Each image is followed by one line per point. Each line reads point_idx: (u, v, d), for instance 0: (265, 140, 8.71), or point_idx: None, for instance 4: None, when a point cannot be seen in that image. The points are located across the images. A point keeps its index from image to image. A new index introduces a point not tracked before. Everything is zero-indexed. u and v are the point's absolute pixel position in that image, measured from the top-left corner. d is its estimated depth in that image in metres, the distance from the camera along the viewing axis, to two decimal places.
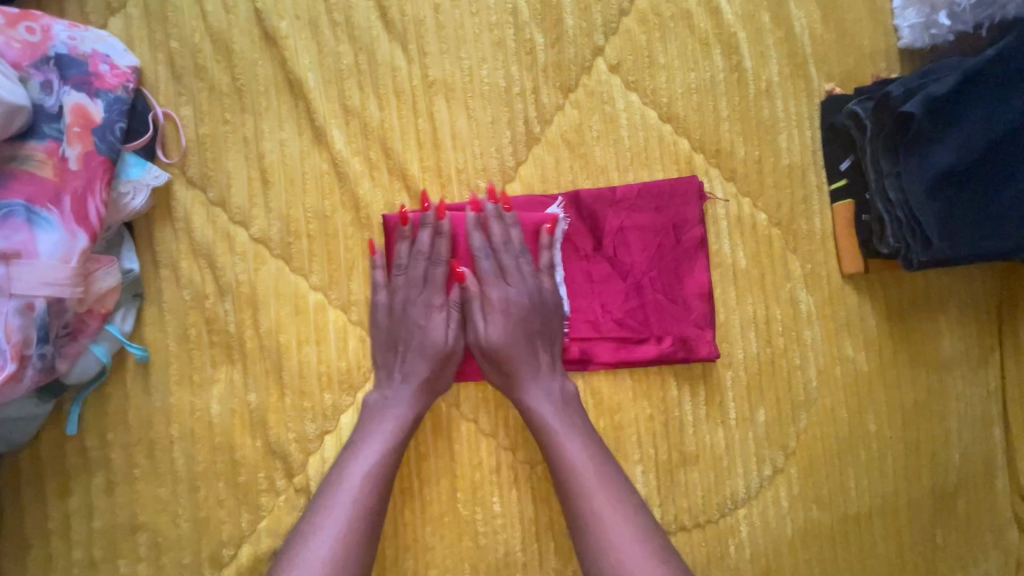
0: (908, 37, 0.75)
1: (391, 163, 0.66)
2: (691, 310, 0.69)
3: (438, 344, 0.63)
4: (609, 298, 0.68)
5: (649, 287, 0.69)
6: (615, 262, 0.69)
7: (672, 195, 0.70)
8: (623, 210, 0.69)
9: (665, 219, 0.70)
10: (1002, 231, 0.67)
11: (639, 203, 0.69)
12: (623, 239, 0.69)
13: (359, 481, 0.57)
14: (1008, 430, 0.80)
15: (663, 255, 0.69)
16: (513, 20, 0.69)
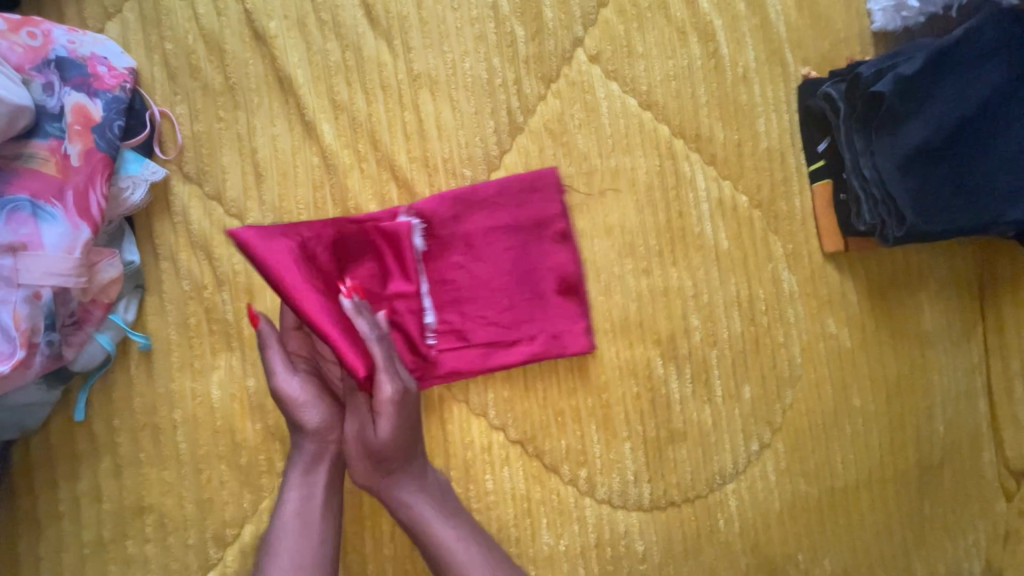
0: (880, 20, 0.77)
1: (379, 154, 0.69)
2: (563, 306, 0.71)
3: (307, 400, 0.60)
4: (484, 297, 0.69)
5: (529, 285, 0.70)
6: (492, 263, 0.69)
7: (523, 189, 0.70)
8: (487, 209, 0.69)
9: (529, 215, 0.70)
10: (974, 208, 0.69)
11: (503, 200, 0.70)
12: (486, 238, 0.69)
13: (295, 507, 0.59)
14: (992, 398, 0.82)
15: (528, 253, 0.70)
16: (494, 14, 0.72)
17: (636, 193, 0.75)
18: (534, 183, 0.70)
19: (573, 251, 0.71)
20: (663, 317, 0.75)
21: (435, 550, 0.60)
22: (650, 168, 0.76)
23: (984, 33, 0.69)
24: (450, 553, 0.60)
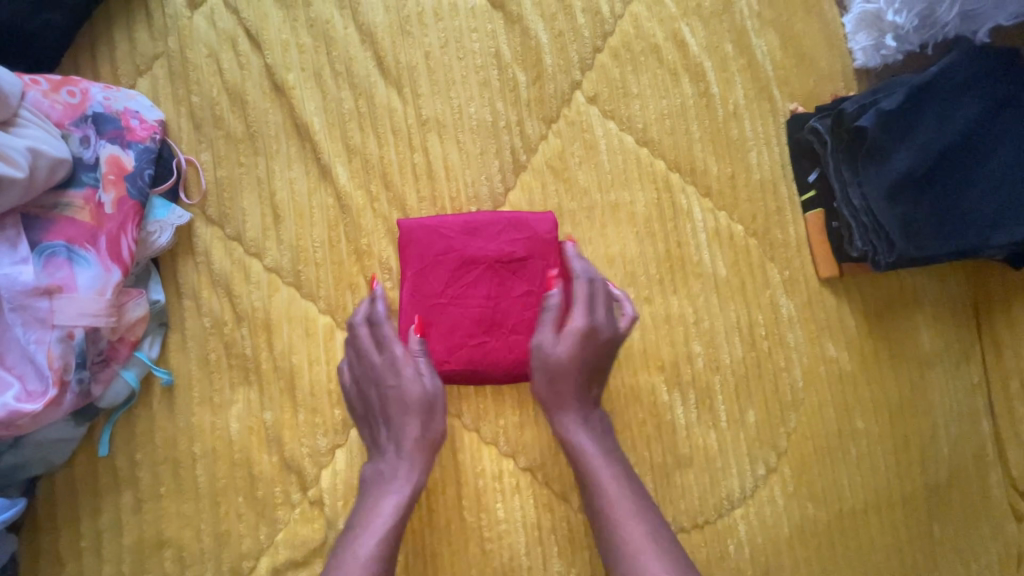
0: (861, 58, 0.82)
1: (390, 194, 0.73)
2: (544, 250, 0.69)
3: (415, 397, 0.65)
4: (502, 322, 0.68)
5: (508, 277, 0.68)
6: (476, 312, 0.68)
7: (426, 240, 0.68)
8: (435, 282, 0.67)
9: (467, 245, 0.68)
10: (961, 234, 0.73)
11: (419, 270, 0.67)
12: (452, 301, 0.68)
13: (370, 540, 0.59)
14: (994, 418, 0.83)
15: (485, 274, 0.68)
16: (497, 62, 0.76)
17: (636, 225, 0.79)
18: (423, 233, 0.68)
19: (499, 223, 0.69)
20: (666, 344, 0.78)
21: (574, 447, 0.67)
22: (648, 202, 0.79)
23: (953, 70, 0.75)
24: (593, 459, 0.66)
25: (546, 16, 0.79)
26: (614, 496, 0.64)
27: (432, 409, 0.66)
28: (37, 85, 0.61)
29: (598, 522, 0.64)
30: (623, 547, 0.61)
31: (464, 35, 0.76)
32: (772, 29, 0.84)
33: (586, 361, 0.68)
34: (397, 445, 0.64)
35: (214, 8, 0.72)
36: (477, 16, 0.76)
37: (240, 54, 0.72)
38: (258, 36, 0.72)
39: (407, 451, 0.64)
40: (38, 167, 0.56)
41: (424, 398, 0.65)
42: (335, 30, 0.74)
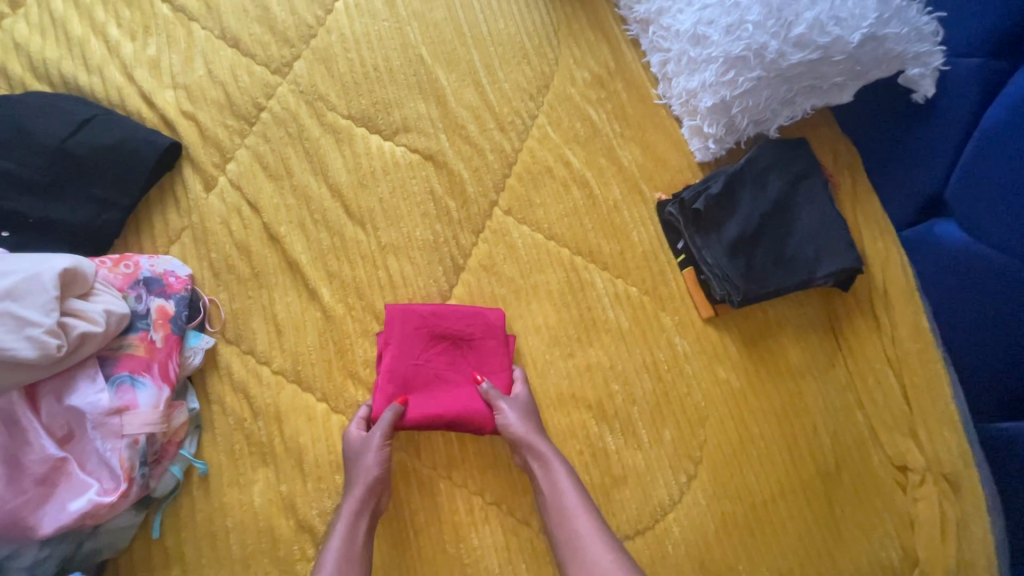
0: (700, 156, 1.11)
1: (364, 303, 0.97)
2: (496, 341, 0.95)
3: (357, 447, 0.86)
4: (457, 387, 0.93)
5: (467, 356, 0.95)
6: (441, 382, 0.93)
7: (408, 325, 0.93)
8: (413, 356, 0.92)
9: (445, 328, 0.94)
10: (789, 274, 1.01)
11: (402, 349, 0.92)
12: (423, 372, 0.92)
13: (343, 526, 0.80)
14: (864, 408, 1.05)
15: (449, 353, 0.94)
16: (432, 196, 1.04)
17: (554, 299, 1.04)
18: (403, 319, 0.93)
19: (460, 312, 0.95)
20: (590, 387, 1.00)
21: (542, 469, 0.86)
22: (560, 281, 1.05)
23: (758, 157, 1.05)
24: (557, 478, 0.85)
25: (465, 159, 1.08)
26: (573, 502, 0.83)
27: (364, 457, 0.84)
28: (104, 264, 0.86)
29: (561, 520, 0.82)
30: (572, 529, 0.81)
31: (406, 181, 1.04)
32: (632, 143, 1.15)
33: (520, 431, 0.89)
34: (354, 474, 0.84)
35: (223, 189, 1.00)
36: (414, 166, 1.05)
37: (244, 218, 0.99)
38: (256, 204, 1.00)
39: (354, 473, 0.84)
40: (111, 322, 0.80)
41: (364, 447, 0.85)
42: (312, 191, 1.02)
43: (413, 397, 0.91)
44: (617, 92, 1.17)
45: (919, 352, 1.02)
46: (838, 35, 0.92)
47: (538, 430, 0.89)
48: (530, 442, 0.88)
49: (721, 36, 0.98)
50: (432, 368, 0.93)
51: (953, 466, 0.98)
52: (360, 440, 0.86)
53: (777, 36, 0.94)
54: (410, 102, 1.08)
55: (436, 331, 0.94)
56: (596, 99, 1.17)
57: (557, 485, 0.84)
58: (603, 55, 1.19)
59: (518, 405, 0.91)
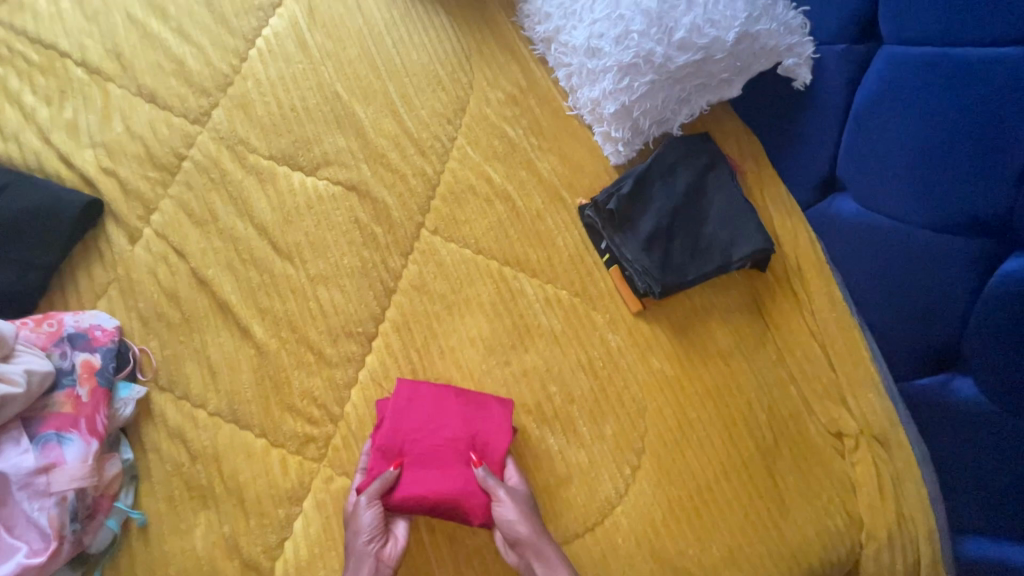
0: (615, 160, 1.16)
1: (297, 335, 0.99)
2: (502, 428, 0.95)
3: (361, 527, 0.86)
4: (452, 465, 0.92)
5: (469, 436, 0.95)
6: (439, 459, 0.93)
7: (415, 403, 0.94)
8: (417, 429, 0.93)
9: (453, 408, 0.95)
10: (706, 263, 1.07)
11: (406, 422, 0.93)
12: (424, 449, 0.93)
13: None
14: (795, 380, 1.09)
15: (451, 433, 0.94)
16: (358, 224, 1.07)
17: (487, 311, 1.07)
18: (410, 397, 0.94)
19: (469, 393, 0.96)
20: (528, 392, 1.03)
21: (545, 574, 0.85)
22: (490, 293, 1.09)
23: (664, 154, 1.11)
24: None
25: (388, 186, 1.11)
26: None
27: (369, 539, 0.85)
28: (26, 324, 0.87)
29: None
30: None
31: (330, 212, 1.06)
32: (550, 154, 1.20)
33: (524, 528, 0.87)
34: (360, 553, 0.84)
35: (149, 239, 1.01)
36: (337, 197, 1.07)
37: (171, 265, 1.00)
38: (183, 250, 1.01)
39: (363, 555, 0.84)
40: (32, 382, 0.81)
41: (367, 529, 0.86)
42: (238, 231, 1.04)
43: (410, 471, 0.91)
44: (531, 109, 1.23)
45: (837, 321, 1.07)
46: (715, 35, 0.98)
47: (542, 530, 0.87)
48: (532, 544, 0.86)
49: (611, 47, 1.04)
50: (432, 444, 0.93)
51: (881, 426, 1.03)
52: (365, 521, 0.86)
53: (662, 42, 1.00)
54: (328, 137, 1.11)
55: (441, 411, 0.94)
56: (512, 116, 1.22)
57: None
58: (514, 76, 1.24)
59: (519, 498, 0.90)
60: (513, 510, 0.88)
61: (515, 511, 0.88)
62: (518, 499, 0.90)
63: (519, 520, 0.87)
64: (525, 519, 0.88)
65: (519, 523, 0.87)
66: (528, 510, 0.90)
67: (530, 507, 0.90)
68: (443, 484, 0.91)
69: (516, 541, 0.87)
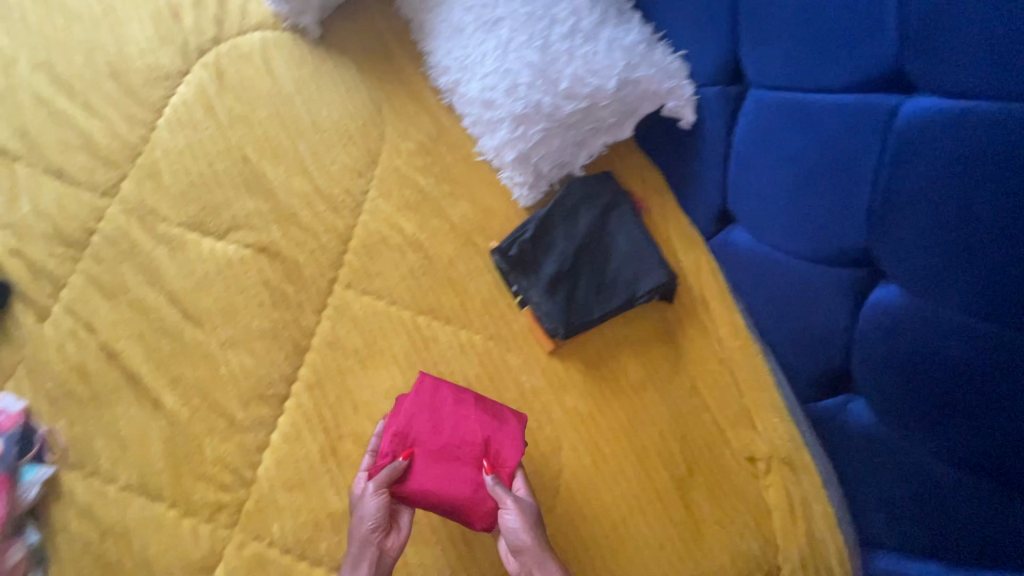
0: (524, 201, 1.19)
1: (208, 401, 1.00)
2: (514, 440, 0.96)
3: (366, 515, 0.90)
4: (463, 468, 0.95)
5: (485, 442, 0.96)
6: (448, 460, 0.95)
7: (432, 403, 0.97)
8: (432, 427, 0.95)
9: (474, 410, 0.97)
10: (611, 299, 1.11)
11: (422, 418, 0.96)
12: (437, 448, 0.95)
13: None
14: (710, 408, 1.12)
15: (470, 435, 0.96)
16: (268, 286, 1.09)
17: (400, 362, 1.10)
18: (436, 394, 0.97)
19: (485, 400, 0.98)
20: None
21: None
22: (404, 343, 1.11)
23: (567, 196, 1.14)
24: None
25: (299, 244, 1.14)
26: None
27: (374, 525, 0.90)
28: None
29: None
30: None
31: (240, 276, 1.09)
32: (462, 199, 1.23)
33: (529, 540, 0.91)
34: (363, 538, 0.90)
35: (57, 316, 1.03)
36: (247, 261, 1.10)
37: (79, 340, 1.02)
38: (91, 324, 1.03)
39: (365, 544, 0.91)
40: None
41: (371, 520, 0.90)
42: (148, 301, 1.06)
43: (420, 465, 0.94)
44: (442, 155, 1.25)
45: (741, 348, 1.11)
46: (597, 85, 1.02)
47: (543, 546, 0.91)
48: (535, 555, 0.90)
49: (504, 97, 1.06)
50: (443, 445, 0.95)
51: (785, 449, 1.07)
52: (370, 510, 0.90)
53: (549, 92, 1.03)
54: (237, 201, 1.14)
55: (462, 413, 0.96)
56: (423, 165, 1.25)
57: None
58: (424, 124, 1.27)
59: (525, 509, 0.93)
60: (517, 520, 0.91)
61: (519, 520, 0.91)
62: (525, 511, 0.93)
63: (525, 531, 0.91)
64: (530, 530, 0.91)
65: (524, 533, 0.91)
66: (534, 521, 0.93)
67: (535, 520, 0.93)
68: (449, 485, 0.93)
69: (519, 549, 0.91)
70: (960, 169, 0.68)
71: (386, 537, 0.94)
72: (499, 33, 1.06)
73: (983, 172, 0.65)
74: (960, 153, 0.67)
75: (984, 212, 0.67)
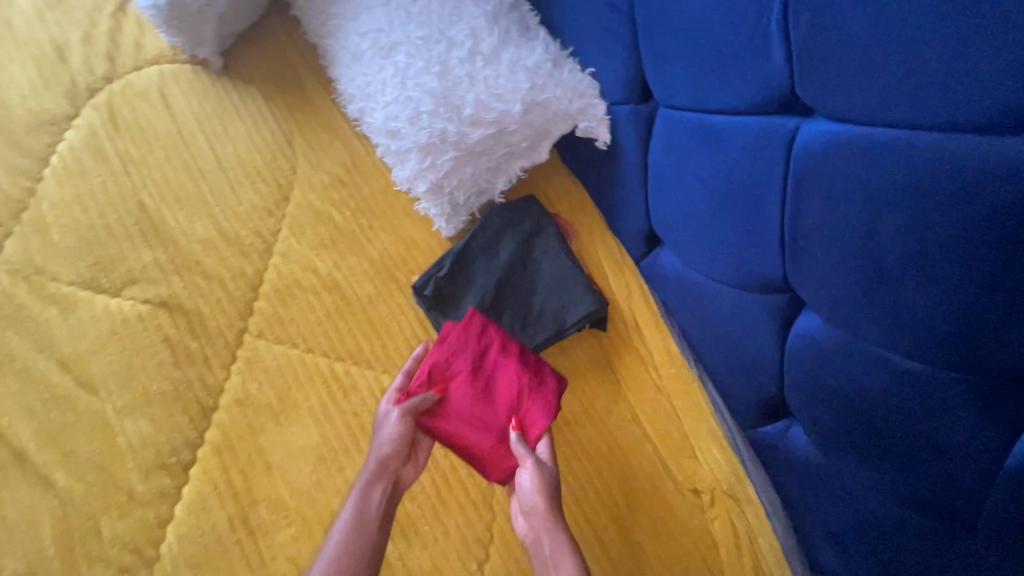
0: (446, 231, 1.11)
1: (104, 476, 0.94)
2: (548, 403, 0.95)
3: (387, 438, 0.91)
4: (490, 417, 0.95)
5: (517, 398, 0.96)
6: (473, 404, 0.95)
7: (473, 346, 0.98)
8: (466, 368, 0.96)
9: (512, 363, 0.97)
10: (538, 333, 1.06)
11: (459, 358, 0.97)
12: (466, 389, 0.95)
13: (345, 525, 0.86)
14: (651, 439, 1.06)
15: (504, 386, 0.96)
16: (168, 343, 1.02)
17: (316, 416, 1.03)
18: (479, 339, 0.98)
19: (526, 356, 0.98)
20: None
21: (549, 544, 0.85)
22: (321, 394, 1.04)
23: (485, 226, 1.09)
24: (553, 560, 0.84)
25: (203, 294, 1.06)
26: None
27: (396, 448, 0.91)
28: None
29: None
30: None
31: (136, 335, 1.01)
32: (381, 231, 1.15)
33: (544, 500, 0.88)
34: (379, 463, 0.90)
35: None
36: (144, 317, 1.02)
37: None
38: None
39: (377, 469, 0.90)
40: None
41: (394, 443, 0.91)
42: (36, 369, 0.98)
43: (446, 402, 0.95)
44: (358, 187, 1.17)
45: (677, 376, 1.06)
46: (502, 109, 0.96)
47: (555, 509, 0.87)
48: (549, 513, 0.87)
49: (408, 126, 0.99)
50: (470, 391, 0.95)
51: (728, 481, 1.02)
52: (392, 433, 0.91)
53: (454, 119, 0.97)
54: (132, 253, 1.06)
55: (502, 364, 0.97)
56: (338, 199, 1.16)
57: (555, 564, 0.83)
58: (338, 154, 1.19)
59: (545, 471, 0.90)
60: (530, 479, 0.89)
61: (534, 479, 0.89)
62: (545, 472, 0.90)
63: (541, 488, 0.88)
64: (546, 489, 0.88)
65: (540, 489, 0.88)
66: (551, 485, 0.89)
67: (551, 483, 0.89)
68: (470, 428, 0.94)
69: (530, 508, 0.88)
70: (861, 199, 0.62)
71: (405, 466, 0.93)
72: (395, 59, 0.99)
73: (884, 202, 0.60)
74: (860, 183, 0.61)
75: (890, 245, 0.61)
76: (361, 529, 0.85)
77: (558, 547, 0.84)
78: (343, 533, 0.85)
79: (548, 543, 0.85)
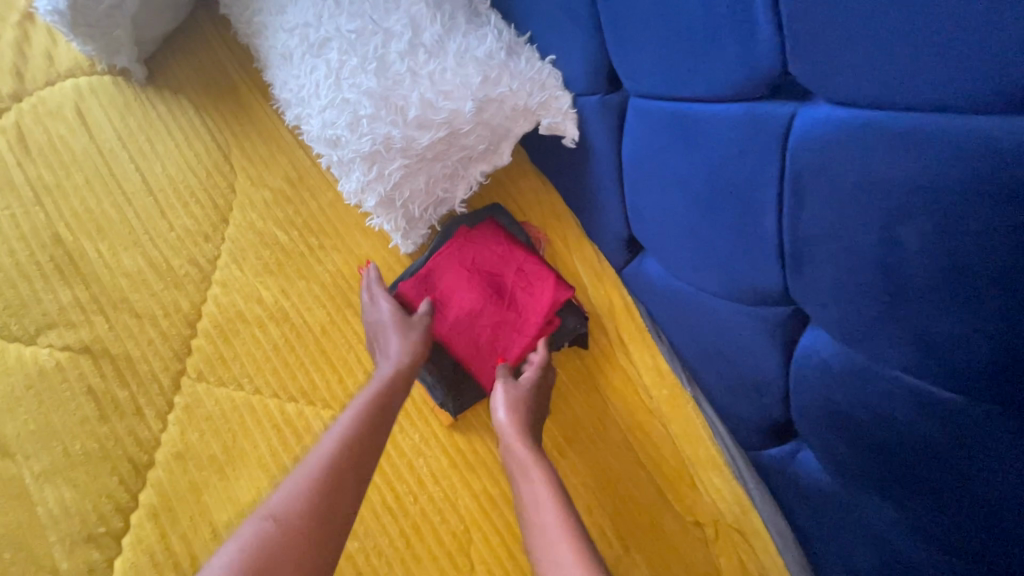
0: (404, 249, 1.00)
1: (26, 550, 0.86)
2: (545, 306, 0.93)
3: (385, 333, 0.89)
4: (484, 314, 0.95)
5: (513, 298, 0.94)
6: (468, 299, 0.95)
7: (475, 241, 0.96)
8: (466, 262, 0.96)
9: (513, 262, 0.95)
10: None
11: (460, 252, 0.96)
12: (463, 283, 0.95)
13: (334, 434, 0.74)
14: (647, 467, 0.95)
15: (503, 286, 0.95)
16: (93, 396, 0.91)
17: (265, 466, 0.91)
18: (482, 234, 0.97)
19: (530, 258, 0.95)
20: None
21: (527, 463, 0.81)
22: (271, 441, 0.93)
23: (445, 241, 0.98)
24: (531, 477, 0.79)
25: (131, 335, 0.95)
26: (546, 503, 0.75)
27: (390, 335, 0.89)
28: None
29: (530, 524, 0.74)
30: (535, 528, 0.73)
31: (56, 389, 0.91)
32: (332, 251, 1.02)
33: (522, 420, 0.85)
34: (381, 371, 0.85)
35: None
36: (65, 367, 0.92)
37: None
38: None
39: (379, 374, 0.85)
40: None
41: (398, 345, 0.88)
42: None
43: (443, 292, 0.96)
44: (306, 201, 1.04)
45: (670, 398, 0.95)
46: (454, 109, 0.83)
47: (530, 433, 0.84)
48: (527, 433, 0.84)
49: (347, 133, 0.86)
50: (467, 287, 0.95)
51: (733, 513, 0.92)
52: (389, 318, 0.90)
53: (398, 123, 0.84)
54: (47, 294, 0.95)
55: (501, 261, 0.96)
56: (283, 217, 1.03)
57: (532, 480, 0.78)
58: (281, 166, 1.06)
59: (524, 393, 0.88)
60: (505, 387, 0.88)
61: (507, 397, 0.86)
62: (522, 393, 0.88)
63: (517, 405, 0.86)
64: (524, 410, 0.86)
65: (518, 409, 0.86)
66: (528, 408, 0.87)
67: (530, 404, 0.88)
68: (460, 323, 0.95)
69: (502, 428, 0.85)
70: (876, 201, 0.50)
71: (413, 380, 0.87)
72: (327, 57, 0.87)
73: (905, 204, 0.48)
74: (872, 183, 0.50)
75: (912, 256, 0.50)
76: (352, 435, 0.74)
77: (529, 463, 0.80)
78: (335, 435, 0.74)
79: (529, 457, 0.81)
